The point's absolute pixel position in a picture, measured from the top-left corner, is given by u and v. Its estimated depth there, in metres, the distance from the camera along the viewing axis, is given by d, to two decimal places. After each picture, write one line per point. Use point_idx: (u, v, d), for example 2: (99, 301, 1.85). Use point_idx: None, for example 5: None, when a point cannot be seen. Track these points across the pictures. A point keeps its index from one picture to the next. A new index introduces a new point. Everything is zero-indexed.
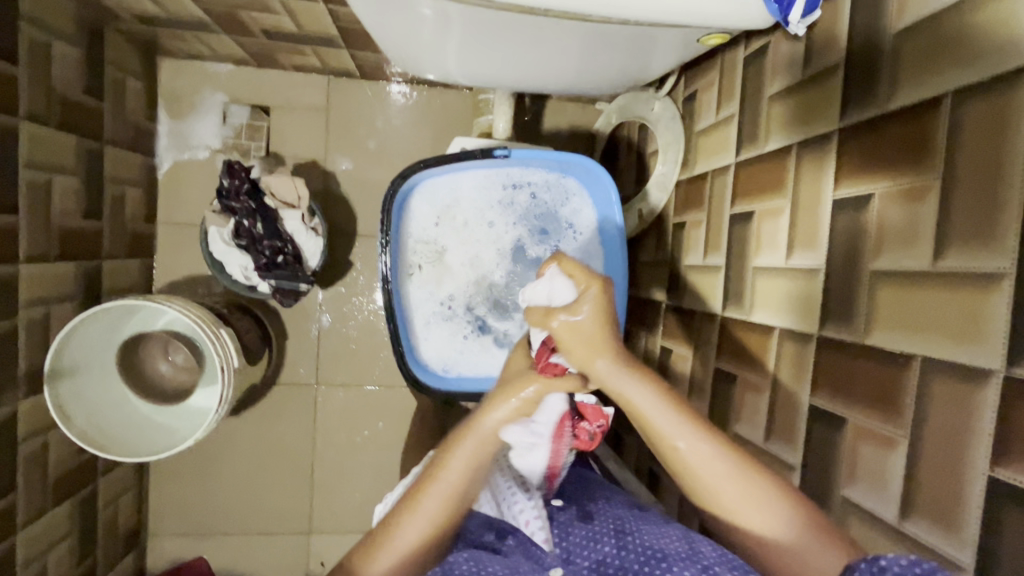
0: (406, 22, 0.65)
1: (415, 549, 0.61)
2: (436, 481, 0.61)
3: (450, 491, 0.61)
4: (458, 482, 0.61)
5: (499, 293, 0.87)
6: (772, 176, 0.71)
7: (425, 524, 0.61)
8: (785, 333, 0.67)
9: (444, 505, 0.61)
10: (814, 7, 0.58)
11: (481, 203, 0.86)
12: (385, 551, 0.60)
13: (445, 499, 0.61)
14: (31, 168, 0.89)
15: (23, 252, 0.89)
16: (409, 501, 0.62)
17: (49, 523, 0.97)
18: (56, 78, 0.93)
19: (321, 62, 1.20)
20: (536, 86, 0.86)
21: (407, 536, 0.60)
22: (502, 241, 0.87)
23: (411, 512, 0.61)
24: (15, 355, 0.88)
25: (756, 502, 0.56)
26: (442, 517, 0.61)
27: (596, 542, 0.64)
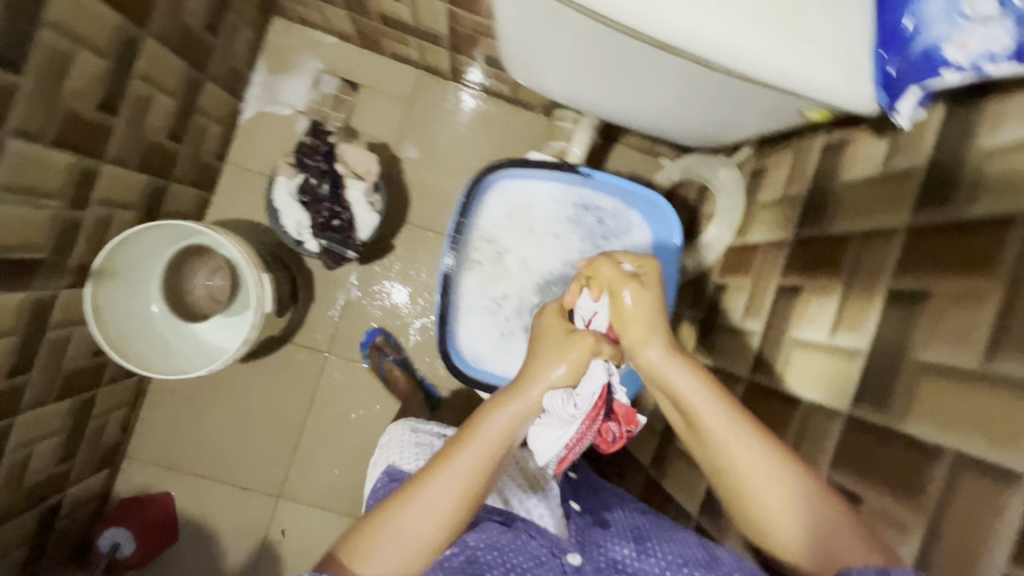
0: (533, 24, 0.69)
1: (447, 508, 0.60)
2: (472, 442, 0.62)
3: (484, 450, 0.61)
4: (494, 441, 0.62)
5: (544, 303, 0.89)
6: (829, 256, 0.74)
7: (460, 483, 0.60)
8: (812, 406, 0.68)
9: (478, 466, 0.61)
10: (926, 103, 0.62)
11: (548, 213, 0.90)
12: (414, 505, 0.60)
13: (481, 460, 0.61)
14: (144, 81, 0.94)
15: (112, 154, 0.93)
16: (443, 457, 0.61)
17: (44, 414, 0.97)
18: (189, 7, 0.99)
19: (418, 56, 1.27)
20: (622, 116, 0.90)
21: (439, 493, 0.60)
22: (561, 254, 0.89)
23: (443, 469, 0.61)
24: (73, 245, 0.91)
25: (801, 510, 0.56)
26: (465, 486, 0.60)
27: (614, 545, 0.69)
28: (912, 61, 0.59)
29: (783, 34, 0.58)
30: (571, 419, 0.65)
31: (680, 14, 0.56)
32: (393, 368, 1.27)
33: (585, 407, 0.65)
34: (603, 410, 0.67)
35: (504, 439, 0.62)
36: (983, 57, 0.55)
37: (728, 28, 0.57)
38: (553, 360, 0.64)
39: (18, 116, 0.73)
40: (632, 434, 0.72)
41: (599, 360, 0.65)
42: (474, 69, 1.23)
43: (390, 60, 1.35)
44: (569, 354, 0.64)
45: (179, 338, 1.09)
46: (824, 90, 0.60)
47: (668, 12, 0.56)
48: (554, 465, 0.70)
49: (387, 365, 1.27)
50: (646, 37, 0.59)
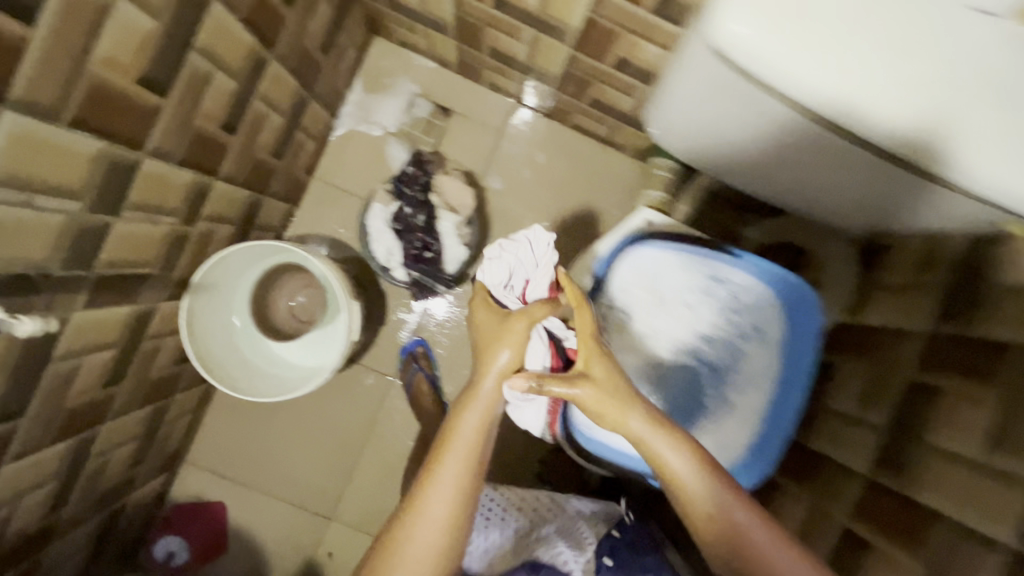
0: (695, 94, 0.68)
1: (445, 519, 0.65)
2: (449, 450, 0.68)
3: (464, 453, 0.68)
4: (471, 445, 0.68)
5: (670, 379, 0.85)
6: (980, 362, 0.69)
7: (449, 492, 0.66)
8: (961, 528, 0.63)
9: (461, 472, 0.67)
10: None
11: (680, 286, 0.85)
12: (417, 522, 0.65)
13: (461, 469, 0.67)
14: (262, 101, 0.94)
15: (224, 172, 0.92)
16: (429, 474, 0.67)
17: (125, 422, 0.97)
18: (310, 30, 0.99)
19: (518, 89, 1.25)
20: (767, 192, 0.86)
21: (437, 504, 0.65)
22: (691, 328, 0.85)
23: (431, 487, 0.66)
24: (177, 260, 0.90)
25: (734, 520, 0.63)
26: (456, 496, 0.66)
27: None
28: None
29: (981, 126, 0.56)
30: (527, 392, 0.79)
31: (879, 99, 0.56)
32: (421, 381, 1.25)
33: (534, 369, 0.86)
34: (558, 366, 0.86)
35: (478, 440, 0.69)
36: None
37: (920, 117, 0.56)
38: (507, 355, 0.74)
39: (157, 137, 0.72)
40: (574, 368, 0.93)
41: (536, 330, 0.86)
42: (529, 92, 1.25)
43: (486, 90, 1.33)
44: (508, 340, 0.74)
45: (260, 356, 1.08)
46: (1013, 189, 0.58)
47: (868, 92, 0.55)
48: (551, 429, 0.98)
49: (416, 379, 1.26)
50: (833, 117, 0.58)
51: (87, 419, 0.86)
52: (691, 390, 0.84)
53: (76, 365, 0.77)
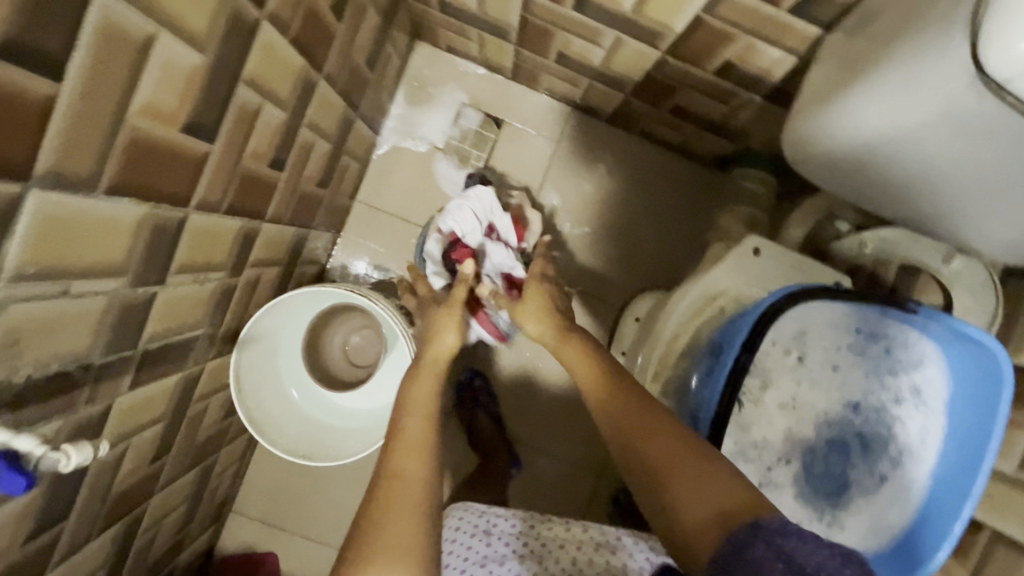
0: (901, 99, 0.60)
1: (420, 480, 0.55)
2: (411, 407, 0.65)
3: (425, 418, 0.63)
4: (428, 400, 0.66)
5: (820, 445, 0.79)
6: None
7: (420, 458, 0.56)
8: None
9: (426, 428, 0.61)
10: None
11: (827, 339, 0.79)
12: (394, 497, 0.53)
13: (424, 421, 0.62)
14: (310, 129, 0.83)
15: (272, 212, 0.81)
16: (394, 451, 0.58)
17: (173, 491, 0.88)
18: (359, 45, 0.87)
19: (580, 95, 1.12)
20: (910, 214, 0.78)
21: (409, 462, 0.56)
22: (840, 387, 0.78)
23: (397, 456, 0.57)
24: (226, 315, 0.80)
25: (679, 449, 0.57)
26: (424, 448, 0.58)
27: None
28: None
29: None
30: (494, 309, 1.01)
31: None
32: (479, 418, 1.19)
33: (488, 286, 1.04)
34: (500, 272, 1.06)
35: (430, 397, 0.67)
36: None
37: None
38: (452, 327, 0.82)
39: (203, 189, 0.61)
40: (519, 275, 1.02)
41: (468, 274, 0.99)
42: (592, 99, 1.12)
43: (541, 96, 1.20)
44: (450, 328, 0.82)
45: (314, 408, 0.97)
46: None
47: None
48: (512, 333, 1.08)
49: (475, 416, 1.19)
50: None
51: (137, 500, 0.76)
52: (841, 457, 0.78)
53: (122, 451, 0.67)
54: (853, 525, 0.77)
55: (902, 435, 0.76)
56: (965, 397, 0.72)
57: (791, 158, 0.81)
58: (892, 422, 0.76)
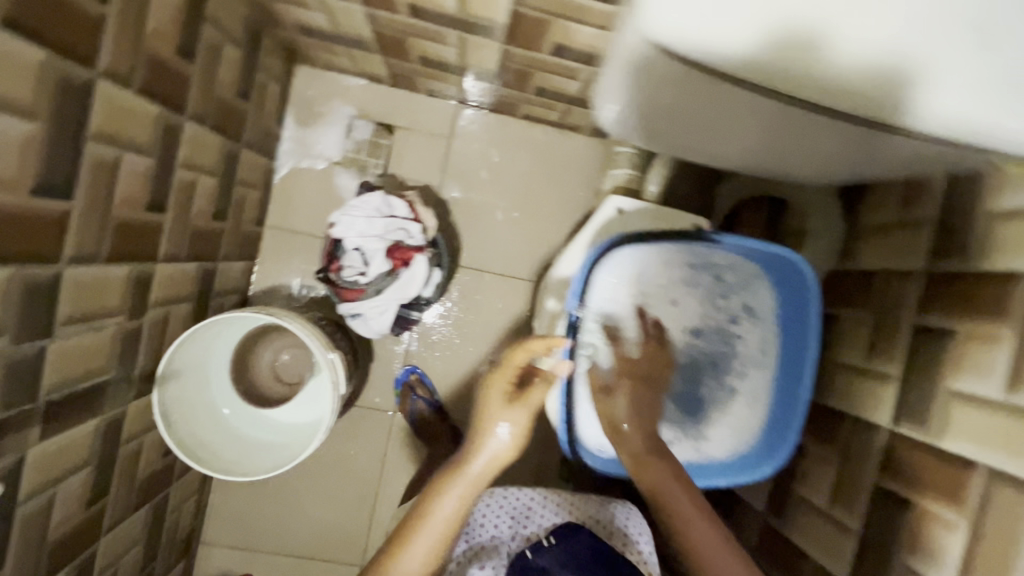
0: (636, 78, 0.68)
1: (440, 532, 0.72)
2: (457, 473, 0.75)
3: (464, 483, 0.74)
4: (472, 479, 0.75)
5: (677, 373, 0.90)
6: (985, 300, 0.66)
7: (440, 526, 0.72)
8: (995, 474, 0.61)
9: (465, 488, 0.73)
10: None
11: (663, 280, 0.90)
12: (418, 535, 0.72)
13: (468, 487, 0.74)
14: (186, 167, 0.87)
15: (164, 252, 0.86)
16: (438, 490, 0.74)
17: (124, 529, 0.92)
18: (221, 79, 0.91)
19: (457, 91, 1.18)
20: (715, 158, 0.90)
21: (447, 506, 0.73)
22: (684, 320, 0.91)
23: (444, 496, 0.73)
24: (136, 356, 0.85)
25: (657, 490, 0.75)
26: (463, 497, 0.73)
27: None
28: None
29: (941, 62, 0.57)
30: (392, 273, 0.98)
31: (859, 37, 0.56)
32: (423, 410, 1.25)
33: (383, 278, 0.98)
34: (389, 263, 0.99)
35: (481, 476, 0.75)
36: None
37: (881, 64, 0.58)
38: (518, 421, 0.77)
39: (72, 244, 0.65)
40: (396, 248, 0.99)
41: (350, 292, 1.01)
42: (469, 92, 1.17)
43: (425, 98, 1.25)
44: (496, 413, 0.77)
45: (251, 426, 1.02)
46: (945, 114, 0.61)
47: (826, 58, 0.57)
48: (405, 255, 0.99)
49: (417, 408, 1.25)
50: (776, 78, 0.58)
51: (81, 543, 0.81)
52: (693, 377, 0.90)
53: (48, 498, 0.71)
54: (715, 434, 0.88)
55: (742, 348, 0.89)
56: (783, 308, 0.87)
57: (611, 125, 0.90)
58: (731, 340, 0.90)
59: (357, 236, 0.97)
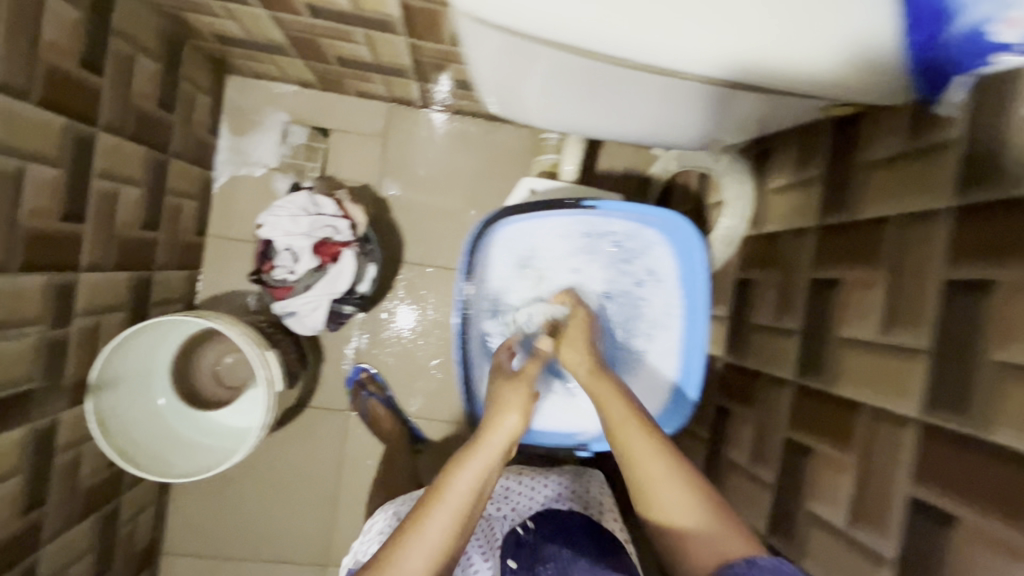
0: (471, 52, 0.67)
1: (456, 514, 0.62)
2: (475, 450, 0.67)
3: (480, 460, 0.66)
4: (495, 453, 0.68)
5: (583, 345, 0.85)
6: (865, 246, 0.67)
7: (456, 505, 0.62)
8: (878, 413, 0.62)
9: (480, 466, 0.66)
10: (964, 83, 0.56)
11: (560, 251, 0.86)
12: (432, 519, 0.61)
13: (485, 465, 0.66)
14: (102, 177, 0.89)
15: (86, 261, 0.88)
16: (454, 467, 0.65)
17: (70, 539, 0.94)
18: (137, 91, 0.94)
19: (385, 89, 1.20)
20: (611, 133, 0.88)
21: (463, 481, 0.64)
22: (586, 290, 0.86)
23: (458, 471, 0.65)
24: (63, 365, 0.87)
25: (685, 523, 0.61)
26: (480, 473, 0.65)
27: None
28: (955, 49, 0.52)
29: (802, 31, 0.52)
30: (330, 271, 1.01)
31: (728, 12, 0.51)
32: (376, 407, 1.24)
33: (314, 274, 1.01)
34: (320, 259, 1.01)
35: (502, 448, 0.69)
36: None
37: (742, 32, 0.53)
38: (517, 405, 0.73)
39: None
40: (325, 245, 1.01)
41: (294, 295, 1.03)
42: (396, 90, 1.20)
43: (357, 99, 1.28)
44: (513, 404, 0.73)
45: (193, 429, 1.04)
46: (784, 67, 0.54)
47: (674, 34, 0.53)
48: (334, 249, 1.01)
49: (370, 405, 1.24)
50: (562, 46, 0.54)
51: (18, 551, 0.82)
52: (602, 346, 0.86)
53: None
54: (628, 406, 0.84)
55: (650, 312, 0.85)
56: (685, 268, 0.82)
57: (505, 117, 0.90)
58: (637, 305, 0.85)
59: (283, 235, 0.99)
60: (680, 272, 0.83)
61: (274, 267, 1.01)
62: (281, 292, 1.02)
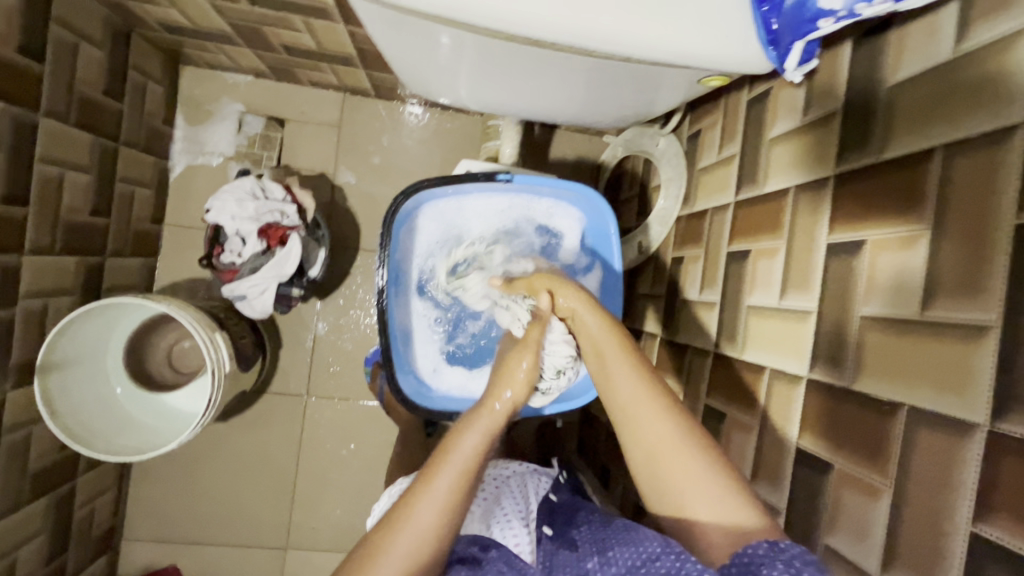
0: (400, 45, 0.71)
1: (433, 527, 0.56)
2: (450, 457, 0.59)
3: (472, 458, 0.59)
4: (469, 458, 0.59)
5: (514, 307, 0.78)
6: (768, 216, 0.70)
7: (442, 500, 0.56)
8: (775, 374, 0.65)
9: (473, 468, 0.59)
10: (809, 56, 0.58)
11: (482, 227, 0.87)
12: (415, 515, 0.56)
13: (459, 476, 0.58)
14: (45, 162, 0.91)
15: (28, 244, 0.90)
16: (438, 460, 0.59)
17: (20, 519, 0.95)
18: (80, 78, 0.96)
19: (336, 79, 1.23)
20: (547, 115, 0.91)
21: (469, 441, 0.60)
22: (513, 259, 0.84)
23: (448, 457, 0.59)
24: (7, 346, 0.89)
25: (703, 514, 0.53)
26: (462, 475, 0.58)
27: (579, 559, 0.59)
28: (789, 15, 0.53)
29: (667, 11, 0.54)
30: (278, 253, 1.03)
31: None
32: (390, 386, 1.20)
33: (261, 257, 1.03)
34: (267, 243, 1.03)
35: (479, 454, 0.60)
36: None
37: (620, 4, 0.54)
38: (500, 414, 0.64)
39: None
40: (272, 229, 1.03)
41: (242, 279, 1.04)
42: (348, 80, 1.22)
43: (312, 89, 1.30)
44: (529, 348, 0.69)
45: (143, 413, 1.07)
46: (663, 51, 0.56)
47: (557, 13, 0.53)
48: (279, 234, 1.03)
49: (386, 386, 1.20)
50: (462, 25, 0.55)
51: None
52: None
53: None
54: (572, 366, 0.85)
55: None
56: (601, 243, 0.86)
57: (443, 103, 0.93)
58: None
59: (229, 220, 1.00)
60: (597, 248, 0.86)
61: (224, 250, 1.04)
62: (229, 275, 1.04)
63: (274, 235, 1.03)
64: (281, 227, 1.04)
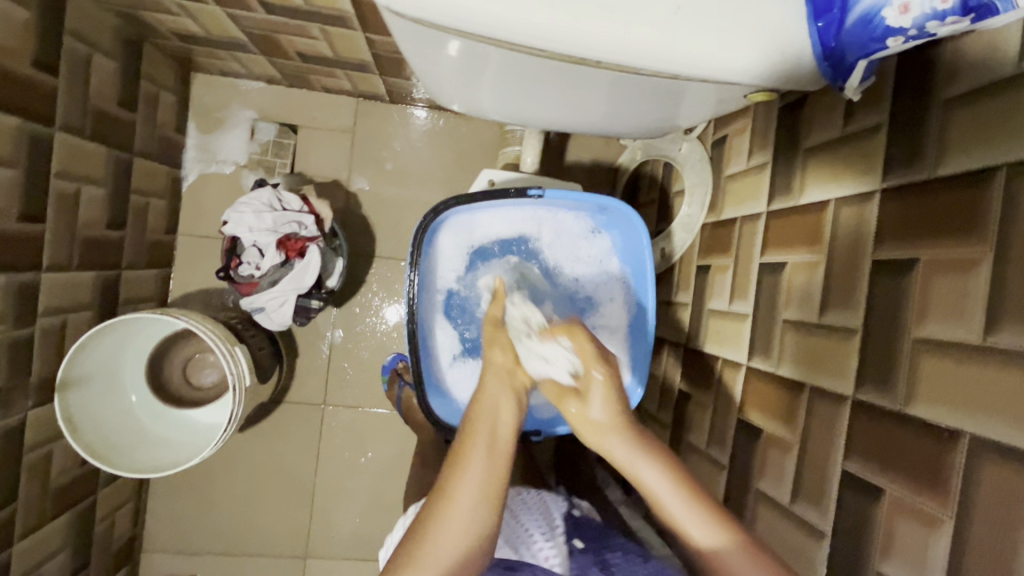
0: (419, 57, 0.69)
1: (475, 509, 0.55)
2: (472, 440, 0.60)
3: (486, 458, 0.58)
4: (496, 439, 0.60)
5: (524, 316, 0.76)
6: (806, 229, 0.68)
7: (480, 483, 0.56)
8: (815, 392, 0.64)
9: (491, 459, 0.58)
10: (871, 72, 0.58)
11: (510, 242, 0.85)
12: (441, 536, 0.54)
13: (489, 459, 0.58)
14: (62, 177, 0.90)
15: (46, 261, 0.89)
16: (456, 467, 0.58)
17: (42, 537, 0.95)
18: (94, 90, 0.94)
19: (350, 85, 1.21)
20: (568, 125, 0.88)
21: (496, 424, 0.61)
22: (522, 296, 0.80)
23: (467, 465, 0.57)
24: (28, 364, 0.88)
25: (702, 541, 0.54)
26: (495, 459, 0.58)
27: None
28: (851, 34, 0.53)
29: (710, 28, 0.52)
30: (299, 266, 1.02)
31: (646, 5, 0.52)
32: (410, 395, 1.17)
33: (280, 269, 1.02)
34: (285, 255, 1.02)
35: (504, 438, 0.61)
36: (928, 18, 0.49)
37: (660, 22, 0.52)
38: (509, 395, 0.66)
39: None
40: (291, 241, 1.02)
41: (262, 292, 1.03)
42: (361, 86, 1.20)
43: (324, 95, 1.28)
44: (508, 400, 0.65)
45: (162, 428, 1.06)
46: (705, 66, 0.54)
47: (597, 32, 0.52)
48: (298, 247, 1.02)
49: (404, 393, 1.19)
50: (490, 39, 0.53)
51: None
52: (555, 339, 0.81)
53: None
54: None
55: (602, 304, 0.85)
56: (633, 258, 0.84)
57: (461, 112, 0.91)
58: (594, 293, 0.85)
59: (247, 231, 0.98)
60: (628, 263, 0.85)
61: (243, 264, 1.02)
62: (247, 289, 1.02)
63: (294, 248, 1.02)
64: (299, 240, 1.02)
